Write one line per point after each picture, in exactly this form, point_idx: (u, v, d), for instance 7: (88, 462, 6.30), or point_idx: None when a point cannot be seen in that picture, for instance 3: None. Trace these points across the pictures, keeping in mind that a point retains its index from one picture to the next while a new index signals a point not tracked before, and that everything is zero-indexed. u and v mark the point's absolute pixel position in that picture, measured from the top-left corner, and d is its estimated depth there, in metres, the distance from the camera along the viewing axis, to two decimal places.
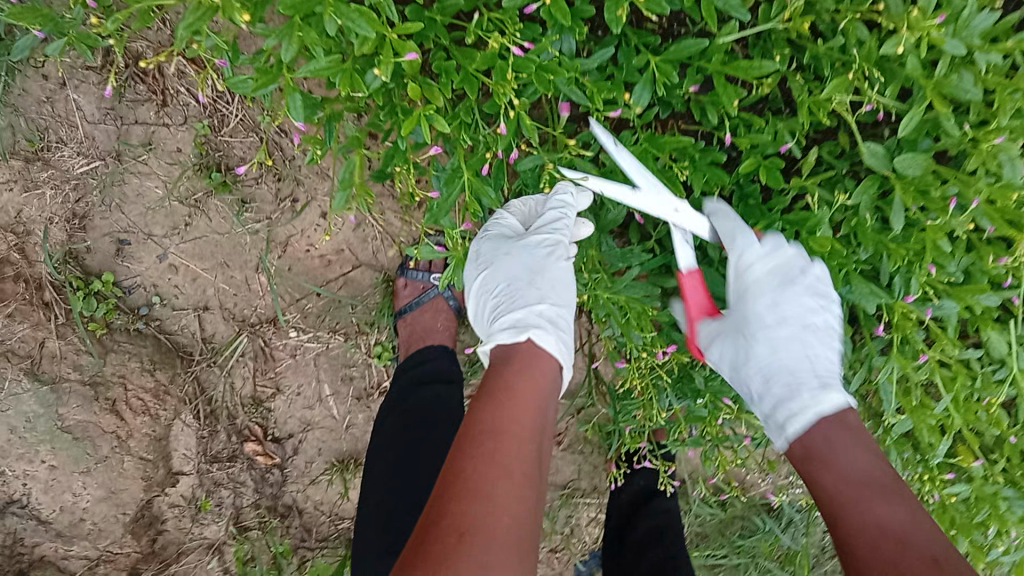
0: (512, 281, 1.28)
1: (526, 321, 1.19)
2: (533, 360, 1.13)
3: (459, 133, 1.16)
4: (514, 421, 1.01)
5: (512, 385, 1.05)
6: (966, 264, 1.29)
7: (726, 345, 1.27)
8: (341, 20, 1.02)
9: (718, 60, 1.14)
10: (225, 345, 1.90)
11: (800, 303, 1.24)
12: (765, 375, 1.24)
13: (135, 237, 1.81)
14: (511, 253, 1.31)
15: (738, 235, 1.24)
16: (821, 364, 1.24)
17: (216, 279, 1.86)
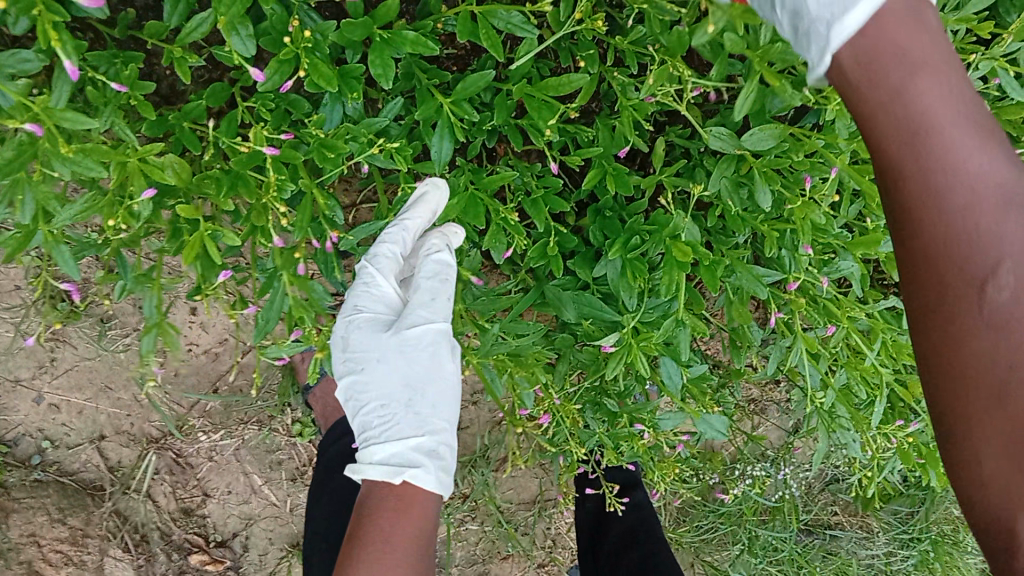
0: (388, 394, 1.18)
1: (404, 458, 1.14)
2: (414, 503, 1.10)
3: (260, 238, 1.02)
4: (384, 569, 1.02)
5: (385, 532, 1.04)
6: (852, 216, 1.19)
7: None
8: (67, 167, 0.87)
9: (521, 82, 1.00)
10: (135, 468, 1.78)
11: None
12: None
13: (2, 387, 1.68)
14: (386, 355, 1.18)
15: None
16: (910, 3, 0.75)
17: (102, 406, 1.73)
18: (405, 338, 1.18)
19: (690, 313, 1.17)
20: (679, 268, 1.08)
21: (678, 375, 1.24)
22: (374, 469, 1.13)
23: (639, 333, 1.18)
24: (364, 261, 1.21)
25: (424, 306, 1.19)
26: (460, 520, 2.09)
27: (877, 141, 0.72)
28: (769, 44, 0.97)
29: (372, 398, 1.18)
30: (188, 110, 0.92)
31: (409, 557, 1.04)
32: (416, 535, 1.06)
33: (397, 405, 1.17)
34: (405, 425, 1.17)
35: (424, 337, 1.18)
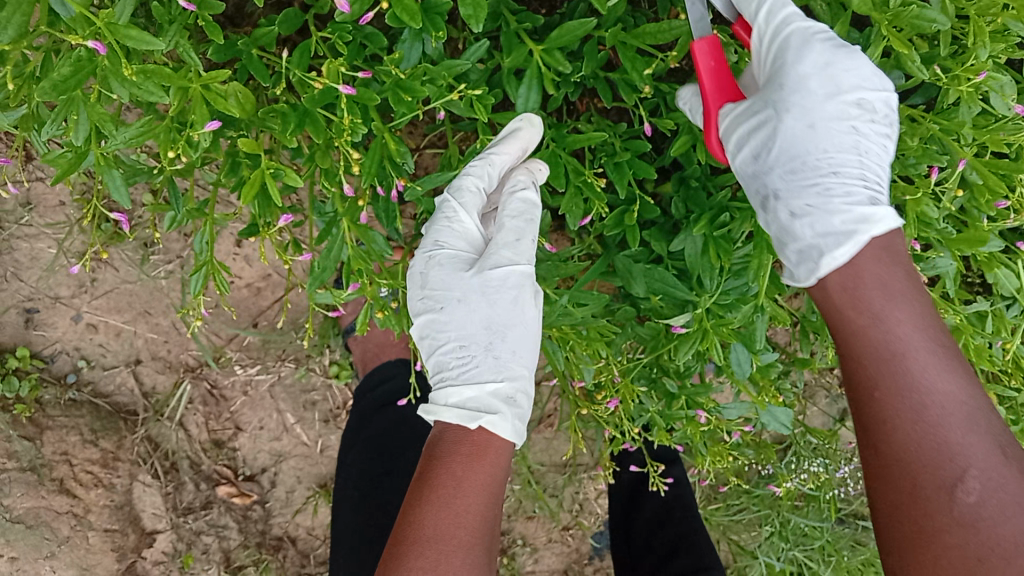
0: (468, 334, 1.10)
1: (482, 404, 1.06)
2: (488, 450, 1.02)
3: (323, 181, 0.95)
4: (454, 515, 0.94)
5: (456, 476, 0.97)
6: (958, 209, 1.09)
7: (746, 134, 0.97)
8: (125, 87, 0.80)
9: (620, 33, 0.91)
10: (169, 396, 1.76)
11: (857, 63, 0.95)
12: (805, 175, 0.97)
13: (41, 303, 1.65)
14: (469, 295, 1.09)
15: (776, 5, 0.97)
16: (859, 211, 0.92)
17: (141, 330, 1.70)
18: (489, 278, 1.09)
19: (772, 297, 1.09)
20: (770, 252, 1.00)
21: (748, 362, 1.16)
22: (450, 414, 1.04)
23: (714, 313, 1.10)
24: (447, 193, 1.11)
25: (509, 245, 1.10)
26: None
27: (851, 347, 0.88)
28: (904, 11, 0.87)
29: (452, 340, 1.10)
30: (259, 35, 0.85)
31: (479, 504, 0.97)
32: (487, 482, 0.98)
33: (477, 347, 1.09)
34: (482, 369, 1.08)
35: (509, 278, 1.09)
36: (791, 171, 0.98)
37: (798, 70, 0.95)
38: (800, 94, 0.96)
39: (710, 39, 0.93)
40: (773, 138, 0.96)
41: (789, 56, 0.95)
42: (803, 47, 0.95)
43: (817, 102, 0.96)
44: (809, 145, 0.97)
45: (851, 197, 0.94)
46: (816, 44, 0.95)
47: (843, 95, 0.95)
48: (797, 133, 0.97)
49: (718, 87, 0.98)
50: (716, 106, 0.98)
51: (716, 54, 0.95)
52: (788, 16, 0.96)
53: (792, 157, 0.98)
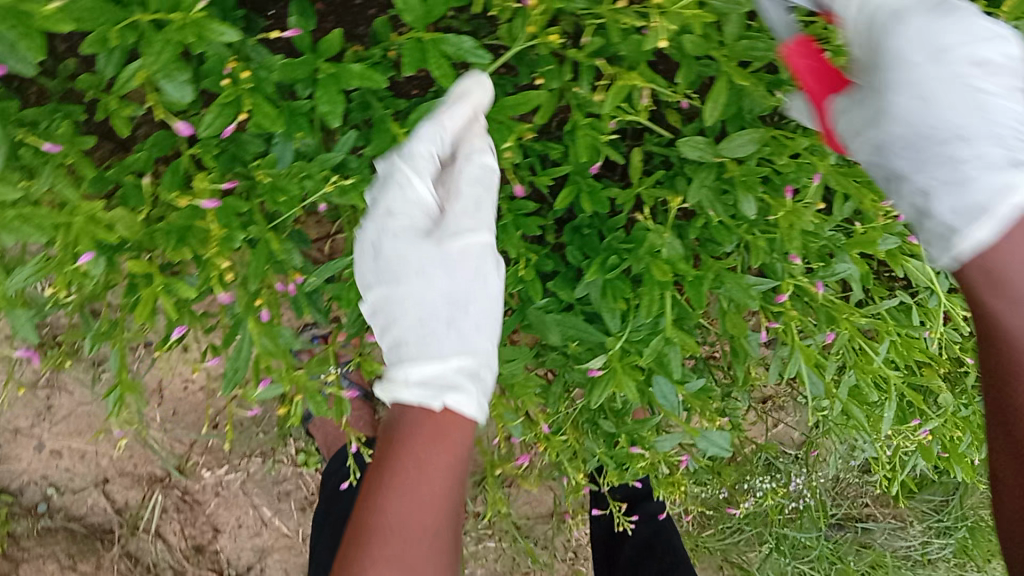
0: (428, 308, 0.98)
1: (444, 380, 0.94)
2: (450, 430, 0.91)
3: (219, 288, 0.98)
4: (407, 515, 0.84)
5: (418, 458, 0.87)
6: (846, 215, 1.12)
7: (852, 120, 0.90)
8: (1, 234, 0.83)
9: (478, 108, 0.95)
10: (142, 510, 1.77)
11: (966, 19, 0.85)
12: (931, 150, 0.85)
13: (2, 438, 1.66)
14: (426, 269, 0.98)
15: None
16: (994, 185, 0.80)
17: (105, 448, 1.71)
18: (448, 251, 0.99)
19: (677, 329, 1.12)
20: (659, 288, 1.04)
21: (673, 394, 1.18)
22: (409, 392, 0.93)
23: (627, 351, 1.13)
24: (392, 157, 0.98)
25: (467, 209, 1.00)
26: (477, 538, 2.06)
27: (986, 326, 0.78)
28: (738, 45, 0.91)
29: (410, 316, 0.98)
30: (128, 163, 0.88)
31: (444, 489, 0.87)
32: (456, 455, 0.89)
33: (440, 324, 0.97)
34: (445, 344, 0.97)
35: (469, 251, 1.00)
36: (903, 146, 0.86)
37: (900, 50, 0.85)
38: (896, 38, 0.85)
39: (799, 39, 0.90)
40: (885, 118, 0.86)
41: (893, 30, 0.86)
42: (899, 21, 0.86)
43: (922, 73, 0.84)
44: (919, 123, 0.85)
45: (987, 159, 0.82)
46: (914, 14, 0.85)
47: (950, 55, 0.84)
48: (907, 110, 0.85)
49: (818, 80, 0.93)
50: (825, 101, 0.93)
51: (809, 54, 0.91)
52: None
53: (914, 137, 0.86)
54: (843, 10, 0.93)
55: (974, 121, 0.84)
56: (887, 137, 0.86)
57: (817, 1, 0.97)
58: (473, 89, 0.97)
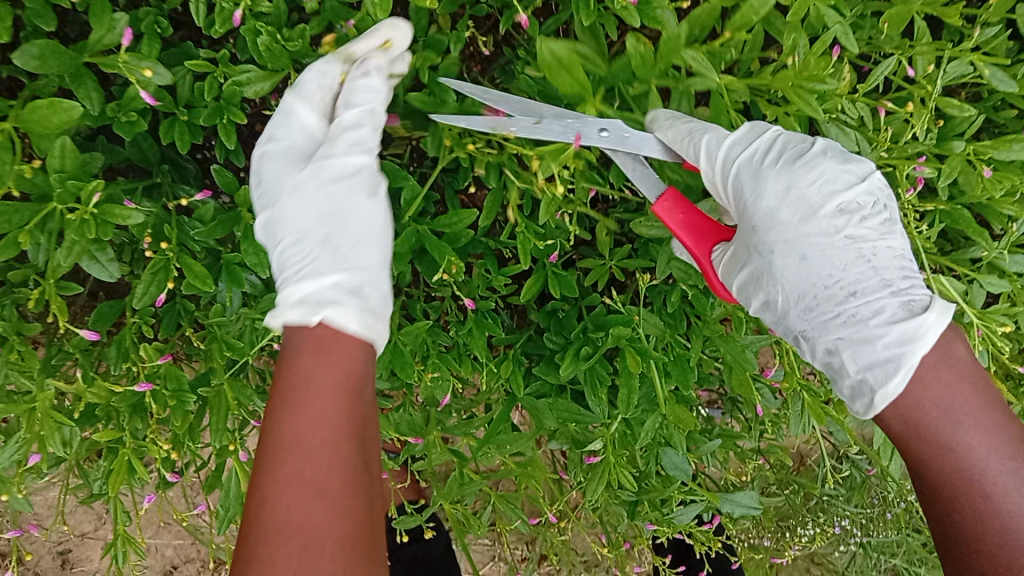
0: (302, 231, 0.86)
1: (321, 299, 0.79)
2: (339, 344, 0.75)
3: (190, 440, 0.98)
4: (304, 440, 0.66)
5: (308, 366, 0.71)
6: None
7: (747, 279, 0.93)
8: None
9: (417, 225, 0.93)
10: None
11: (824, 167, 0.89)
12: (822, 306, 0.89)
13: (71, 544, 1.74)
14: (307, 188, 0.88)
15: (697, 130, 0.91)
16: (892, 336, 0.83)
17: (168, 539, 1.77)
18: (325, 168, 0.88)
19: (672, 404, 1.06)
20: (635, 375, 0.99)
21: (685, 464, 1.10)
22: (286, 312, 0.77)
23: (624, 431, 1.08)
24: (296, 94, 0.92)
25: (361, 136, 0.90)
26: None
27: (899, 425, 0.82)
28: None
29: (293, 238, 0.86)
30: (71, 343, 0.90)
31: (341, 419, 0.69)
32: (351, 371, 0.72)
33: (313, 242, 0.86)
34: (323, 264, 0.84)
35: (357, 169, 0.89)
36: (805, 307, 0.90)
37: (770, 215, 0.91)
38: (762, 200, 0.91)
39: (666, 196, 0.91)
40: (776, 283, 0.91)
41: (758, 190, 0.91)
42: (760, 180, 0.91)
43: (796, 232, 0.90)
44: (806, 282, 0.90)
45: (881, 310, 0.85)
46: (770, 172, 0.90)
47: (820, 214, 0.89)
48: (790, 270, 0.90)
49: (698, 236, 0.93)
50: (705, 254, 0.94)
51: (678, 208, 0.91)
52: (728, 153, 0.91)
53: (804, 295, 0.90)
54: (692, 157, 0.92)
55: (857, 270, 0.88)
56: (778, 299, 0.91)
57: (668, 149, 0.95)
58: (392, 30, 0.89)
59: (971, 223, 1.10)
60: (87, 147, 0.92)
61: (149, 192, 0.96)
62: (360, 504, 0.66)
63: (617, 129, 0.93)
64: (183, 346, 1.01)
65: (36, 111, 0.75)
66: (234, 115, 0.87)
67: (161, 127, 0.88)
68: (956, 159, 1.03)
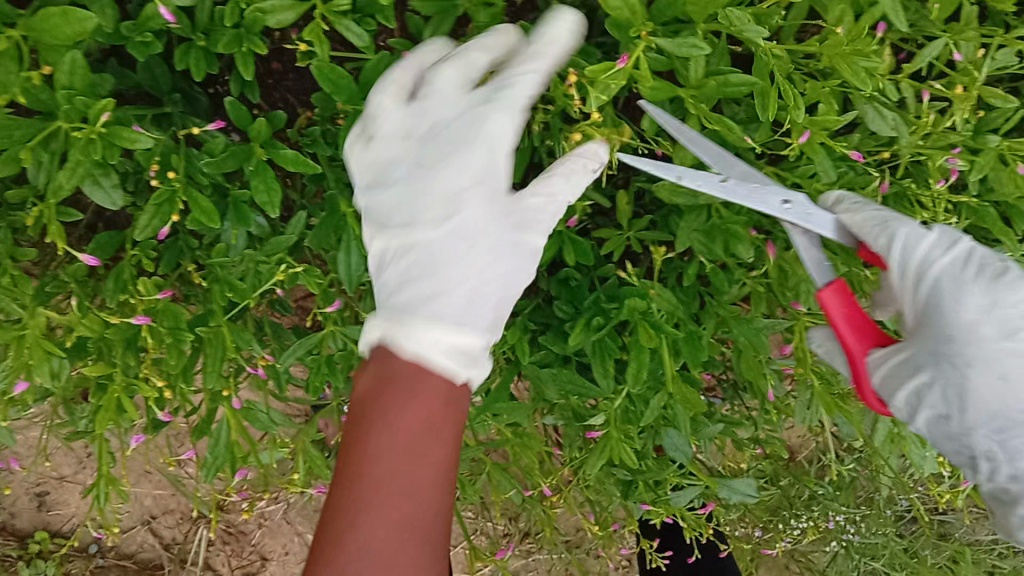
0: (463, 235, 0.87)
1: (458, 340, 0.82)
2: (448, 405, 0.79)
3: (183, 381, 0.94)
4: (398, 463, 0.76)
5: (403, 422, 0.77)
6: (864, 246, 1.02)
7: (929, 404, 0.89)
8: None
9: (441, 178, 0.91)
10: (189, 544, 1.79)
11: (1012, 292, 0.85)
12: (1016, 433, 0.86)
13: (49, 485, 1.70)
14: (448, 195, 0.87)
15: (892, 221, 0.87)
16: None
17: (149, 488, 1.74)
18: (469, 212, 0.87)
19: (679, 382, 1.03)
20: (646, 350, 0.96)
21: (686, 445, 1.08)
22: (420, 345, 0.80)
23: (629, 408, 1.05)
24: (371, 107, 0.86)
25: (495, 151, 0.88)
26: (527, 551, 1.99)
27: None
28: (706, 83, 0.86)
29: (435, 250, 0.87)
30: (67, 270, 0.86)
31: (425, 454, 0.77)
32: (444, 410, 0.78)
33: (454, 285, 0.85)
34: (458, 317, 0.84)
35: (486, 200, 0.88)
36: (998, 434, 0.86)
37: (971, 326, 0.85)
38: (962, 338, 0.86)
39: (834, 287, 0.88)
40: (963, 403, 0.86)
41: (893, 255, 0.88)
42: (959, 298, 0.86)
43: (991, 349, 0.85)
44: (1007, 403, 0.85)
45: None
46: (972, 288, 0.86)
47: (1013, 329, 0.84)
48: (988, 389, 0.85)
49: (859, 333, 0.90)
50: (862, 356, 0.90)
51: (843, 304, 0.89)
52: (928, 258, 0.87)
53: (996, 420, 0.86)
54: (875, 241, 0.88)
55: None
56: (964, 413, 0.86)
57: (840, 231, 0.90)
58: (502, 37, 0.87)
59: (997, 221, 1.07)
60: (96, 69, 0.88)
61: (157, 122, 0.92)
62: (438, 513, 0.77)
63: (799, 204, 0.91)
64: (181, 285, 0.96)
65: (48, 20, 0.71)
66: (255, 44, 0.83)
67: (176, 52, 0.85)
68: (991, 154, 1.00)
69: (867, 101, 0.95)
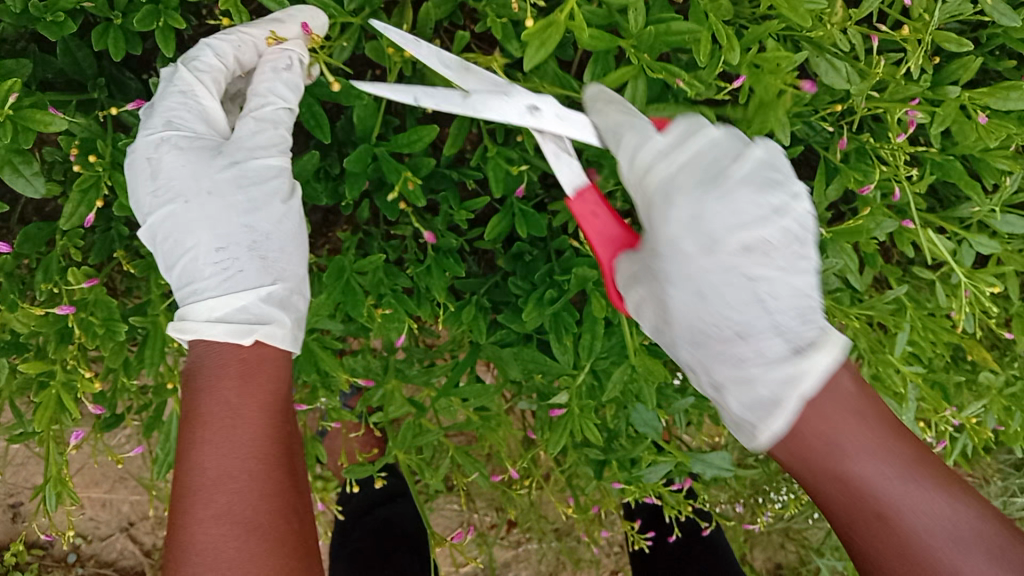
0: (219, 234, 0.85)
1: (246, 316, 0.83)
2: (263, 367, 0.82)
3: (125, 374, 0.91)
4: (226, 476, 0.76)
5: (228, 402, 0.79)
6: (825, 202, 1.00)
7: (641, 304, 0.81)
8: None
9: (380, 151, 0.88)
10: (169, 549, 1.76)
11: (740, 189, 0.76)
12: (711, 347, 0.77)
13: (23, 496, 1.68)
14: (217, 187, 0.85)
15: (624, 129, 0.82)
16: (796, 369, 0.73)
17: (125, 494, 1.71)
18: (245, 168, 0.86)
19: (641, 354, 1.00)
20: (600, 320, 0.93)
21: (655, 420, 1.04)
22: (213, 329, 0.81)
23: (591, 382, 1.02)
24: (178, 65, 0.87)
25: (270, 136, 0.88)
26: (516, 542, 1.96)
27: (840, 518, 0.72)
28: (646, 31, 0.81)
29: (198, 245, 0.84)
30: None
31: (256, 466, 0.77)
32: (270, 402, 0.80)
33: (237, 246, 0.85)
34: (249, 273, 0.85)
35: (268, 169, 0.87)
36: (696, 345, 0.79)
37: (671, 235, 0.77)
38: (657, 223, 0.78)
39: (585, 188, 0.81)
40: (660, 309, 0.79)
41: (620, 151, 0.83)
42: (668, 199, 0.78)
43: (694, 263, 0.76)
44: (707, 318, 0.77)
45: (770, 356, 0.75)
46: (682, 194, 0.77)
47: (719, 243, 0.76)
48: (685, 306, 0.77)
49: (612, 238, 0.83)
50: (607, 259, 0.82)
51: (599, 207, 0.82)
52: (647, 163, 0.81)
53: (693, 333, 0.78)
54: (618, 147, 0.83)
55: (754, 314, 0.76)
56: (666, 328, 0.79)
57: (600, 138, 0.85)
58: (308, 16, 0.88)
59: (963, 174, 1.04)
60: (15, 56, 0.85)
61: (84, 108, 0.89)
62: (287, 502, 0.78)
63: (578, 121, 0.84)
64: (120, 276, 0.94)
65: None
66: (173, 19, 0.80)
67: (93, 33, 0.81)
68: (953, 103, 0.97)
69: (817, 53, 0.91)
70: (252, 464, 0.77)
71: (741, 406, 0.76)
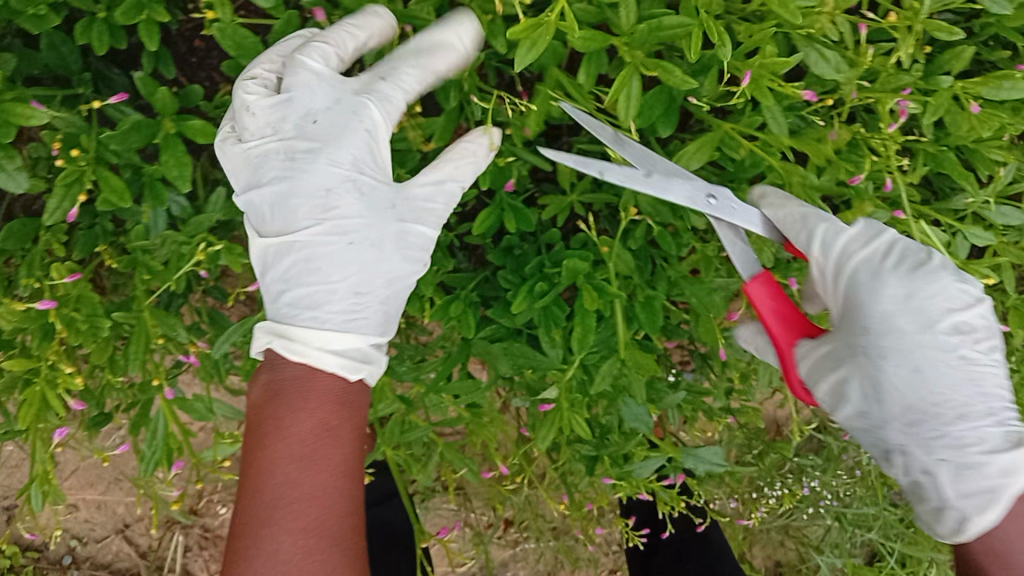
0: (357, 279, 0.86)
1: (353, 355, 0.86)
2: (353, 391, 0.87)
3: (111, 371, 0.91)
4: (319, 493, 0.80)
5: (324, 421, 0.82)
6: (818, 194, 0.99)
7: (827, 384, 0.81)
8: None
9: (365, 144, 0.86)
10: (164, 550, 1.75)
11: (947, 279, 0.78)
12: (926, 429, 0.77)
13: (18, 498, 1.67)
14: (378, 239, 0.87)
15: (812, 217, 0.83)
16: (990, 444, 0.76)
17: (120, 495, 1.70)
18: (401, 210, 0.88)
19: (632, 349, 0.99)
20: (590, 315, 0.92)
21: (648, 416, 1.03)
22: (330, 360, 0.83)
23: (582, 377, 1.01)
24: (364, 96, 0.86)
25: (436, 208, 0.90)
26: (514, 541, 1.96)
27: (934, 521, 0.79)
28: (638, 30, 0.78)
29: (336, 283, 0.85)
30: None
31: (343, 484, 0.82)
32: (358, 427, 0.85)
33: (367, 293, 0.86)
34: (370, 318, 0.87)
35: (405, 218, 0.88)
36: (871, 417, 0.80)
37: (886, 317, 0.78)
38: (868, 309, 0.79)
39: (761, 278, 0.84)
40: (873, 395, 0.78)
41: (803, 234, 0.83)
42: (876, 283, 0.79)
43: (909, 340, 0.77)
44: (919, 402, 0.77)
45: (985, 443, 0.76)
46: (891, 276, 0.79)
47: (932, 323, 0.77)
48: (900, 383, 0.77)
49: (788, 325, 0.85)
50: (791, 345, 0.85)
51: (768, 296, 0.84)
52: (846, 249, 0.81)
53: (907, 413, 0.78)
54: (803, 241, 0.83)
55: (965, 393, 0.76)
56: (866, 407, 0.79)
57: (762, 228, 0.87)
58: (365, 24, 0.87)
59: (958, 165, 1.03)
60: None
61: (70, 103, 0.89)
62: (355, 520, 0.83)
63: (723, 199, 0.86)
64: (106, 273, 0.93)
65: None
66: (157, 12, 0.79)
67: (77, 27, 0.81)
68: (946, 94, 0.96)
69: (809, 42, 0.90)
70: (340, 484, 0.81)
71: (943, 502, 0.77)
